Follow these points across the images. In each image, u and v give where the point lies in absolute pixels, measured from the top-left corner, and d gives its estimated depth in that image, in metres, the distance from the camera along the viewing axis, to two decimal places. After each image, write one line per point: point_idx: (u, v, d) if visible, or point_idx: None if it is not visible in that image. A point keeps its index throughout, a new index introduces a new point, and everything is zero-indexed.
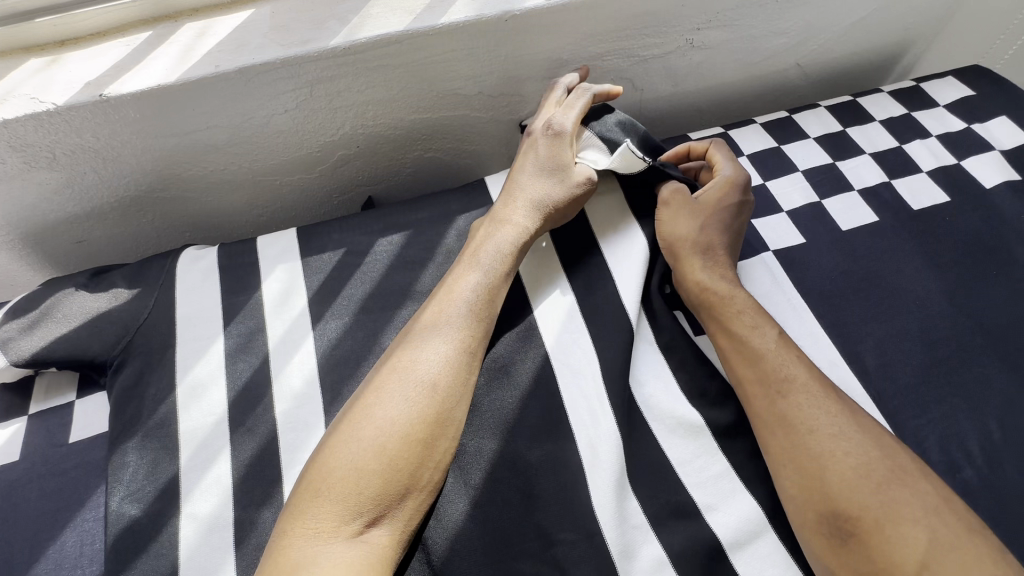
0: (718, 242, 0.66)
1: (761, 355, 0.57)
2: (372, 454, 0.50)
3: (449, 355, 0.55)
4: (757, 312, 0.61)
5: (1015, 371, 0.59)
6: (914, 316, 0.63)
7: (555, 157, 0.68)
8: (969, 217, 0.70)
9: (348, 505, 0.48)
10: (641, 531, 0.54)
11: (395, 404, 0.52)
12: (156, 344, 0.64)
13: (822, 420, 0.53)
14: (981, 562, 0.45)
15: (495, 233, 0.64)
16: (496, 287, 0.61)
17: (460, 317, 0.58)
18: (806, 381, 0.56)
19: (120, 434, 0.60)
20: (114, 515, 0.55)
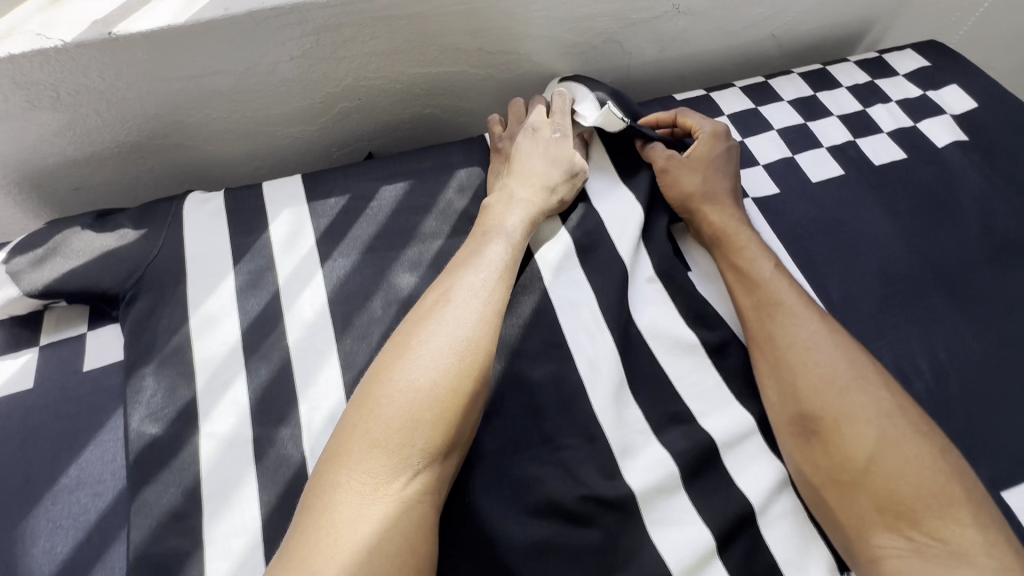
0: (720, 187, 0.71)
1: (758, 284, 0.63)
2: (417, 409, 0.51)
3: (479, 318, 0.57)
4: (759, 248, 0.67)
5: (960, 301, 0.67)
6: (875, 257, 0.70)
7: (552, 148, 0.73)
8: (923, 172, 0.77)
9: (394, 464, 0.50)
10: (643, 436, 0.58)
11: (434, 361, 0.54)
12: (167, 280, 0.66)
13: (802, 339, 0.59)
14: (921, 457, 0.52)
15: (513, 210, 0.67)
16: (510, 257, 0.63)
17: (486, 280, 0.60)
18: (794, 305, 0.62)
19: (136, 361, 0.62)
20: (135, 434, 0.57)
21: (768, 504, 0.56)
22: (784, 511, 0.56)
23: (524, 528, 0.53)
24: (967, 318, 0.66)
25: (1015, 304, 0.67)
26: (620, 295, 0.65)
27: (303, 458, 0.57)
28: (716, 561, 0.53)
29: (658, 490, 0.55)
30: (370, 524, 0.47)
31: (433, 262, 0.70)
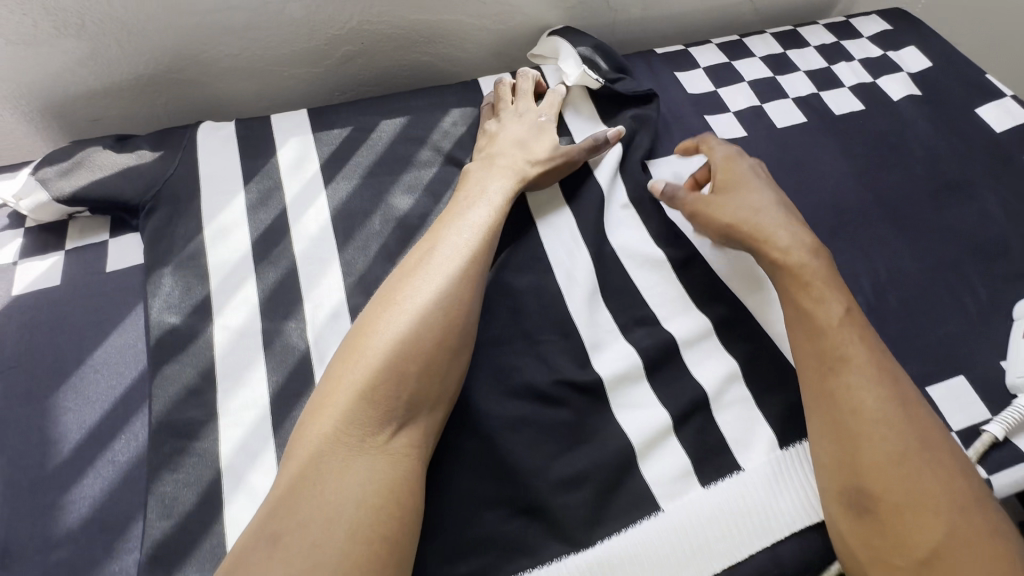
0: (774, 210, 0.67)
1: (821, 332, 0.60)
2: (400, 362, 0.55)
3: (459, 275, 0.61)
4: (833, 288, 0.62)
5: (902, 231, 0.75)
6: (828, 193, 0.78)
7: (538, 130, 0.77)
8: (878, 121, 0.85)
9: (378, 415, 0.53)
10: (613, 336, 0.65)
11: (417, 308, 0.58)
12: (183, 194, 0.72)
13: (867, 402, 0.56)
14: (985, 557, 0.50)
15: (499, 178, 0.71)
16: (490, 220, 0.67)
17: (465, 239, 0.64)
18: (861, 362, 0.58)
19: (155, 262, 0.68)
20: (156, 321, 0.64)
21: (721, 391, 0.63)
22: (735, 399, 0.63)
23: (505, 406, 0.60)
24: (907, 245, 0.73)
25: (951, 233, 0.74)
26: (596, 219, 0.72)
27: (307, 347, 0.64)
28: (672, 436, 0.60)
29: (623, 378, 0.62)
30: (356, 475, 0.50)
31: (428, 186, 0.76)
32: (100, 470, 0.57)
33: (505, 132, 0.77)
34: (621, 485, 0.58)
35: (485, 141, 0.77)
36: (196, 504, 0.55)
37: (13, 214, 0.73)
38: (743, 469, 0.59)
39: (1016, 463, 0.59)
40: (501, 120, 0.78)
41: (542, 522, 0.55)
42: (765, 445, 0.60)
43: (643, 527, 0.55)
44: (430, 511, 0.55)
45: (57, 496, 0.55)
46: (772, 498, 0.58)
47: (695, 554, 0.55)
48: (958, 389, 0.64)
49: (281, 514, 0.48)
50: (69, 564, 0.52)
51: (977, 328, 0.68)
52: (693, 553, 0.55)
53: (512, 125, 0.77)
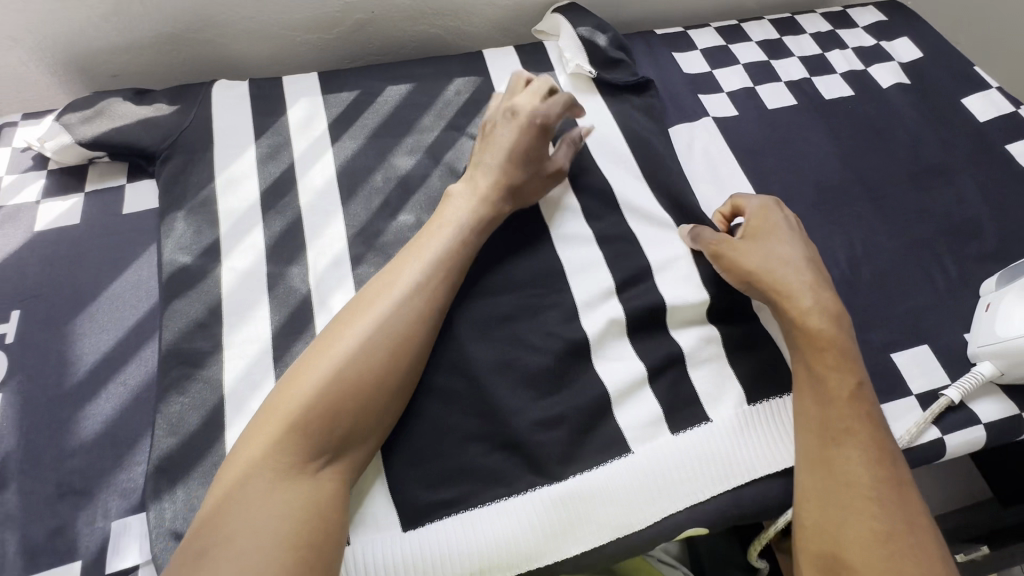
0: (803, 273, 0.66)
1: (831, 399, 0.60)
2: (338, 395, 0.54)
3: (413, 308, 0.59)
4: (847, 362, 0.62)
5: (880, 211, 0.78)
6: (812, 172, 0.81)
7: (534, 146, 0.70)
8: (866, 107, 0.88)
9: (311, 443, 0.52)
10: (606, 295, 0.68)
11: (368, 333, 0.57)
12: (198, 145, 0.76)
13: (860, 477, 0.56)
14: None
15: (469, 204, 0.67)
16: (455, 250, 0.64)
17: (422, 268, 0.62)
18: (864, 437, 0.58)
19: (169, 206, 0.72)
20: (169, 260, 0.68)
21: (697, 349, 0.66)
22: (709, 356, 0.66)
23: (492, 350, 0.64)
24: (884, 224, 0.77)
25: (926, 214, 0.78)
26: (587, 186, 0.76)
27: (309, 291, 0.68)
28: (647, 387, 0.64)
29: (605, 333, 0.66)
30: (280, 506, 0.49)
31: (429, 149, 0.80)
32: (112, 392, 0.61)
33: (498, 142, 0.71)
34: (596, 427, 0.61)
35: (478, 145, 0.72)
36: (200, 426, 0.59)
37: (36, 156, 0.77)
38: (711, 420, 0.63)
39: (968, 425, 0.63)
40: (499, 122, 0.72)
41: (519, 455, 0.59)
42: (734, 400, 0.64)
43: (615, 465, 0.59)
44: (416, 442, 0.59)
45: (72, 413, 0.60)
46: (737, 446, 0.62)
47: (660, 492, 0.59)
48: (921, 356, 0.67)
49: (206, 534, 0.48)
50: (83, 473, 0.57)
51: (944, 302, 0.71)
52: (660, 492, 0.59)
53: (513, 127, 0.71)
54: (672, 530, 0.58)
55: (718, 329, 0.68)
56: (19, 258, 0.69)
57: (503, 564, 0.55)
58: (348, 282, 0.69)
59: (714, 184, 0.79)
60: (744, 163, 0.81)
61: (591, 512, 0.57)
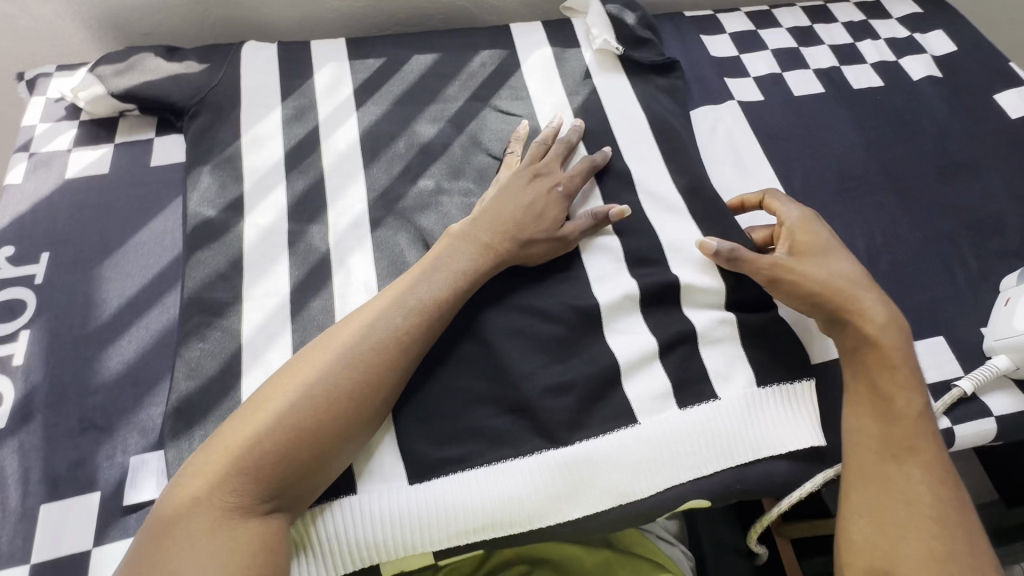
0: (866, 289, 0.64)
1: (896, 418, 0.59)
2: (294, 444, 0.52)
3: (383, 361, 0.57)
4: (913, 383, 0.61)
5: (903, 202, 0.77)
6: (836, 160, 0.80)
7: (547, 204, 0.69)
8: (895, 98, 0.86)
9: (259, 483, 0.50)
10: (617, 270, 0.69)
11: (338, 372, 0.55)
12: (226, 103, 0.77)
13: (922, 497, 0.56)
14: None
15: (461, 244, 0.65)
16: (436, 299, 0.61)
17: (400, 312, 0.59)
18: (928, 459, 0.57)
19: (196, 161, 0.73)
20: (194, 213, 0.69)
21: (710, 330, 0.66)
22: (722, 336, 0.66)
23: (505, 317, 0.65)
24: (907, 215, 0.76)
25: (950, 208, 0.77)
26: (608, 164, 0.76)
27: (328, 250, 0.69)
28: (657, 363, 0.64)
29: (617, 308, 0.66)
30: (221, 544, 0.48)
31: (452, 118, 0.80)
32: (135, 334, 0.63)
33: (509, 194, 0.69)
34: (604, 397, 0.62)
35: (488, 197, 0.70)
36: (218, 371, 0.61)
37: (69, 107, 0.78)
38: (719, 398, 0.63)
39: (980, 416, 0.63)
40: (512, 176, 0.71)
41: (527, 420, 0.60)
42: (745, 380, 0.64)
43: (620, 435, 0.60)
44: (429, 401, 0.60)
45: (96, 353, 0.61)
46: (745, 425, 0.62)
47: (664, 464, 0.59)
48: (935, 347, 0.67)
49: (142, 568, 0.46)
50: (104, 409, 0.59)
51: (962, 295, 0.70)
52: (666, 464, 0.59)
53: (530, 182, 0.70)
54: (675, 501, 0.59)
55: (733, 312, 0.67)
56: (50, 203, 0.71)
57: (501, 522, 0.56)
58: (366, 242, 0.69)
59: (736, 167, 0.79)
60: (767, 148, 0.81)
61: (593, 478, 0.58)
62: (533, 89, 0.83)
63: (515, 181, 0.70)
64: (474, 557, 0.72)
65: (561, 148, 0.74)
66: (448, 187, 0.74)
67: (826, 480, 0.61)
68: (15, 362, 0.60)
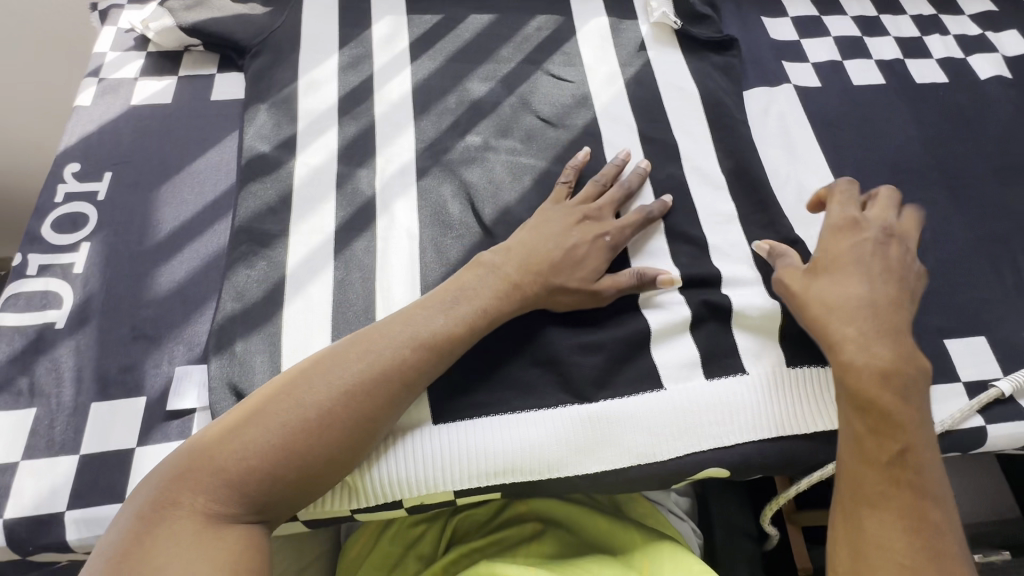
0: (862, 321, 0.56)
1: (866, 460, 0.52)
2: (277, 461, 0.50)
3: (383, 395, 0.53)
4: (902, 421, 0.52)
5: (956, 201, 0.75)
6: (892, 153, 0.78)
7: (590, 251, 0.63)
8: (959, 96, 0.84)
9: (239, 491, 0.49)
10: (656, 240, 0.69)
11: (337, 394, 0.52)
12: (286, 46, 0.79)
13: (903, 551, 0.48)
14: None
15: (488, 274, 0.61)
16: (449, 334, 0.57)
17: (409, 341, 0.55)
18: (905, 506, 0.50)
19: (254, 99, 0.76)
20: (249, 146, 0.72)
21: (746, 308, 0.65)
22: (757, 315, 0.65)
23: None
24: (960, 213, 0.74)
25: (1006, 210, 0.74)
26: (655, 137, 0.76)
27: (373, 194, 0.70)
28: (688, 337, 0.64)
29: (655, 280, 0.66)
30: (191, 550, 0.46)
31: (504, 78, 0.80)
32: (186, 257, 0.65)
33: (551, 229, 0.64)
34: (631, 359, 0.63)
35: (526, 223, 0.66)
36: (261, 297, 0.63)
37: (138, 38, 0.81)
38: (746, 373, 0.63)
39: (1015, 419, 0.62)
40: (554, 204, 0.67)
41: (556, 373, 0.61)
42: (776, 358, 0.63)
43: (642, 397, 0.60)
44: None
45: (150, 268, 0.64)
46: (770, 402, 0.61)
47: (686, 430, 0.60)
48: (975, 346, 0.66)
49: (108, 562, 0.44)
50: (155, 320, 0.62)
51: (1010, 299, 0.69)
52: (682, 432, 0.60)
53: (576, 222, 0.65)
54: (693, 468, 0.60)
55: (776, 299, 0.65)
56: (115, 127, 0.74)
57: (526, 470, 0.58)
58: (411, 190, 0.71)
59: (786, 150, 0.77)
60: (820, 135, 0.79)
61: (615, 436, 0.59)
62: (587, 56, 0.83)
63: (558, 218, 0.65)
64: (488, 507, 0.76)
65: (620, 193, 0.68)
66: (495, 144, 0.75)
67: None
68: (75, 270, 0.64)
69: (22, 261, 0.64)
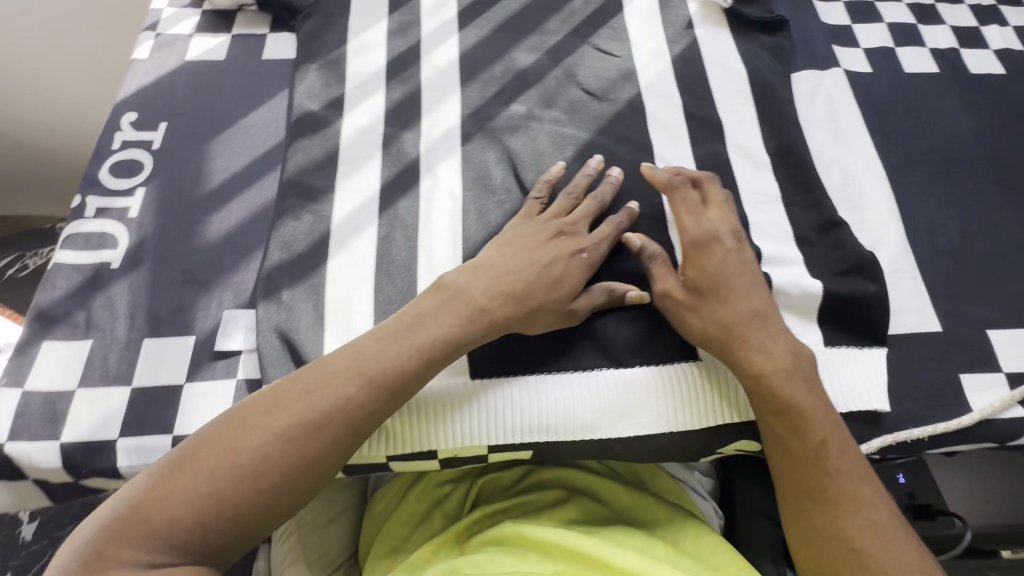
0: (755, 328, 0.58)
1: (798, 454, 0.55)
2: (217, 509, 0.46)
3: (326, 439, 0.50)
4: (816, 411, 0.55)
5: (1007, 192, 0.74)
6: (942, 142, 0.77)
7: (566, 273, 0.60)
8: (1016, 87, 0.82)
9: (174, 541, 0.45)
10: None
11: (282, 435, 0.49)
12: (337, 10, 0.80)
13: (856, 532, 0.52)
14: None
15: (451, 302, 0.56)
16: (401, 370, 0.53)
17: (361, 378, 0.52)
18: (843, 490, 0.53)
19: (304, 59, 0.77)
20: (299, 104, 0.73)
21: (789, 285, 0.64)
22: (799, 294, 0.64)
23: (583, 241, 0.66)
24: (1011, 205, 0.73)
25: None
26: (700, 114, 0.76)
27: (418, 156, 0.71)
28: None
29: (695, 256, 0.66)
30: None
31: (550, 50, 0.81)
32: (235, 207, 0.67)
33: (517, 250, 0.60)
34: (669, 331, 0.62)
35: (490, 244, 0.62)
36: (307, 249, 0.64)
37: None
38: None
39: None
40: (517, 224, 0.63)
41: (592, 339, 0.62)
42: (813, 338, 0.63)
43: (672, 368, 0.61)
44: None
45: (202, 216, 0.66)
46: None
47: (720, 401, 0.60)
48: (1019, 338, 0.65)
49: None
50: (205, 265, 0.64)
51: None
52: (702, 405, 0.60)
53: (548, 238, 0.61)
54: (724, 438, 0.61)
55: (819, 280, 0.65)
56: (170, 80, 0.75)
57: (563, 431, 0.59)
58: (455, 154, 0.72)
59: (833, 134, 0.77)
60: (869, 120, 0.78)
61: (647, 402, 0.60)
62: (634, 31, 0.82)
63: (529, 233, 0.62)
64: (513, 472, 0.77)
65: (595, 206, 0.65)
66: (540, 114, 0.75)
67: (884, 445, 0.61)
68: (130, 214, 0.66)
69: (80, 202, 0.67)
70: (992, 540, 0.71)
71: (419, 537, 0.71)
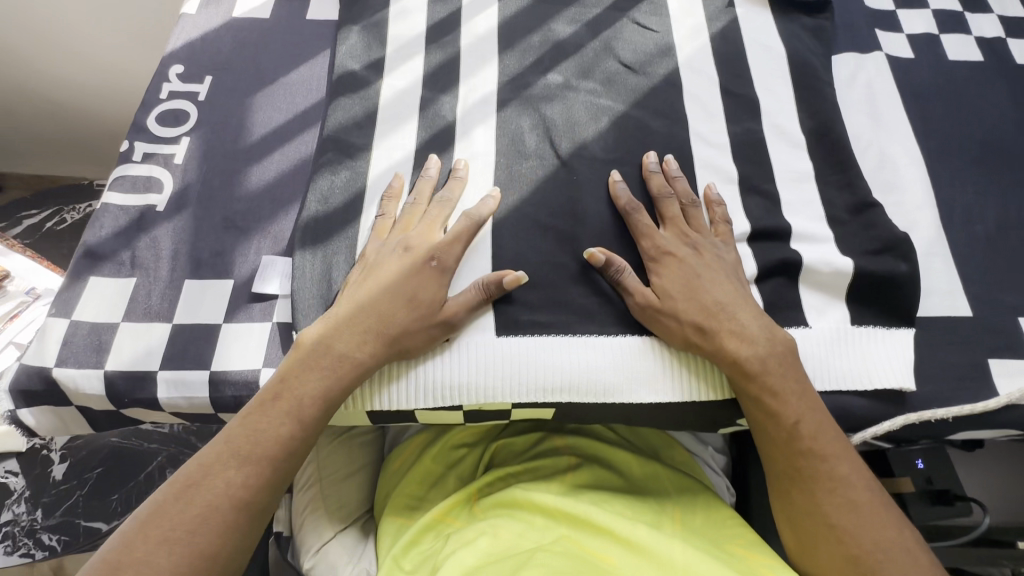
0: (738, 322, 0.58)
1: (775, 429, 0.58)
2: None
3: (222, 524, 0.52)
4: (790, 389, 0.57)
5: None
6: (983, 130, 0.76)
7: (421, 289, 0.58)
8: None
9: None
10: (730, 191, 0.69)
11: (174, 538, 0.50)
12: None
13: (825, 499, 0.56)
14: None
15: (309, 363, 0.56)
16: (276, 438, 0.55)
17: (236, 461, 0.53)
18: (815, 463, 0.57)
19: (346, 21, 0.78)
20: (341, 64, 0.74)
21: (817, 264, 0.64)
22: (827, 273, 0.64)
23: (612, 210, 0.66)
24: None
25: None
26: (738, 91, 0.75)
27: (455, 120, 0.72)
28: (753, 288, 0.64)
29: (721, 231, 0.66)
30: None
31: (589, 23, 0.81)
32: (275, 160, 0.69)
33: (375, 280, 0.59)
34: None
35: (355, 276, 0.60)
36: (343, 204, 0.65)
37: None
38: (810, 326, 0.62)
39: None
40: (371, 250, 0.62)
41: (618, 305, 0.63)
42: (840, 316, 0.63)
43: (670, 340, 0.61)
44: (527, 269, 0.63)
45: (244, 166, 0.68)
46: (830, 356, 0.62)
47: (712, 378, 0.61)
48: None
49: None
50: (246, 213, 0.66)
51: None
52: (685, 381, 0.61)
53: (396, 258, 0.60)
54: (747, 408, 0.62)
55: (849, 258, 0.65)
56: (217, 35, 0.77)
57: (552, 387, 0.60)
58: (491, 119, 0.72)
59: (871, 117, 0.76)
60: (909, 105, 0.77)
61: (642, 369, 0.60)
62: (674, 6, 0.82)
63: (384, 257, 0.60)
64: (527, 438, 0.77)
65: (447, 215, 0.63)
66: (576, 85, 0.75)
67: (906, 424, 0.61)
68: (175, 161, 0.68)
69: (129, 147, 0.69)
70: (1011, 532, 0.71)
71: (435, 495, 0.73)
